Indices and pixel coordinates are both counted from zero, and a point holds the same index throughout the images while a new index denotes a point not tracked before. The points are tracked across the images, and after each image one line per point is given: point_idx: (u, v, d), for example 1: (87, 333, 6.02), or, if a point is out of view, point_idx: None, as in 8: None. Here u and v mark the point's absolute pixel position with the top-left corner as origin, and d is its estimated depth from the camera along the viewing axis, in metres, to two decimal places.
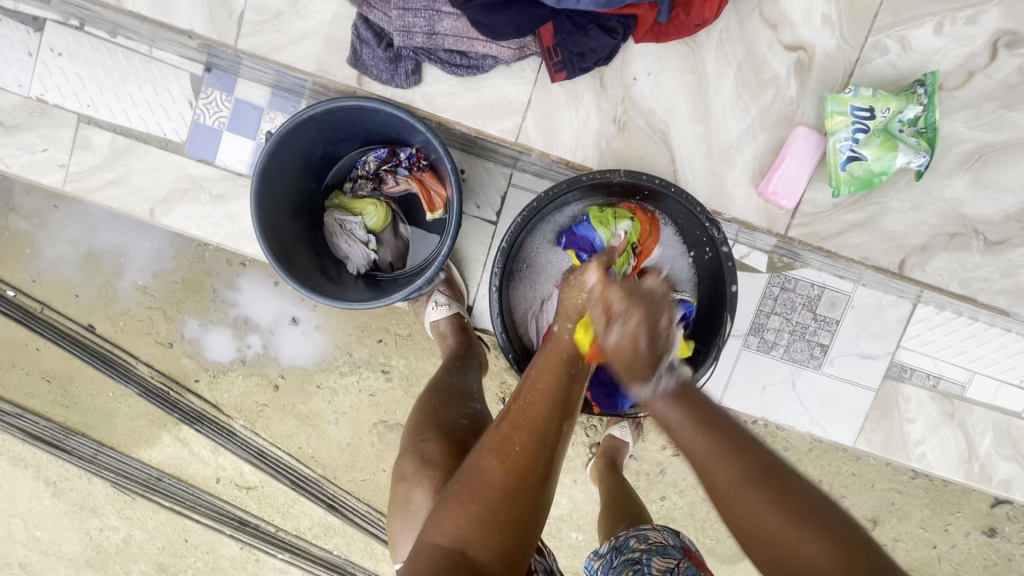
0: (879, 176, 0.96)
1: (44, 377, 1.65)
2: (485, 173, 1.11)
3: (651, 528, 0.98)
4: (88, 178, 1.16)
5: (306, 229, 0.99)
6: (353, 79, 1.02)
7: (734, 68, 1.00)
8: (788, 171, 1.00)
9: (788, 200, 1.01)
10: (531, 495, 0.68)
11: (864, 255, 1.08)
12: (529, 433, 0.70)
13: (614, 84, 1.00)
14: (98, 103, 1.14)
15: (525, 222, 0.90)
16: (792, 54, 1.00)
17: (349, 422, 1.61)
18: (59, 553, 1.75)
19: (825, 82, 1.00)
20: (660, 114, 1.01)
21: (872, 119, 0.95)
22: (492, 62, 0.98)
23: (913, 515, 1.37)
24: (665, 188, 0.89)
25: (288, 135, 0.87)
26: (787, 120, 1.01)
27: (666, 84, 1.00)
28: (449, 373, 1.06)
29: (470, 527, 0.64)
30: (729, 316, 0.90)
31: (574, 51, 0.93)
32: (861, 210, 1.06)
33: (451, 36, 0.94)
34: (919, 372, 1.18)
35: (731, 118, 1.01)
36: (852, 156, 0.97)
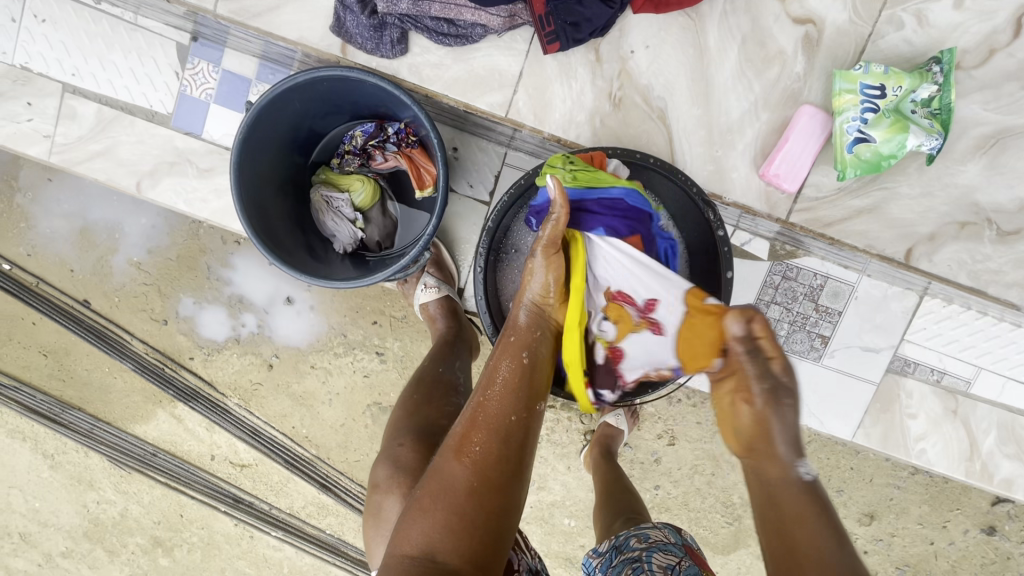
0: (888, 159, 0.90)
1: (41, 351, 1.65)
2: (479, 151, 1.08)
3: (651, 526, 0.96)
4: (73, 150, 1.13)
5: (291, 204, 0.96)
6: (337, 48, 0.98)
7: (738, 42, 0.95)
8: (791, 153, 0.95)
9: (790, 182, 0.97)
10: (498, 492, 0.65)
11: (868, 244, 1.03)
12: (485, 428, 0.68)
13: (610, 57, 0.96)
14: (83, 72, 1.11)
15: (512, 201, 0.88)
16: (800, 27, 0.94)
17: (343, 403, 1.61)
18: (57, 524, 1.77)
19: (835, 58, 0.95)
20: (658, 90, 0.97)
21: (882, 98, 0.90)
22: (481, 31, 0.94)
23: (911, 511, 1.34)
24: (656, 167, 0.87)
25: (270, 106, 0.84)
26: (793, 99, 0.96)
27: (665, 58, 0.96)
28: (437, 358, 1.04)
29: (436, 533, 0.62)
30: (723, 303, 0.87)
31: (568, 20, 0.90)
32: (868, 196, 1.01)
33: (438, 3, 0.91)
34: (923, 367, 1.14)
35: (733, 96, 0.96)
36: (859, 137, 0.92)
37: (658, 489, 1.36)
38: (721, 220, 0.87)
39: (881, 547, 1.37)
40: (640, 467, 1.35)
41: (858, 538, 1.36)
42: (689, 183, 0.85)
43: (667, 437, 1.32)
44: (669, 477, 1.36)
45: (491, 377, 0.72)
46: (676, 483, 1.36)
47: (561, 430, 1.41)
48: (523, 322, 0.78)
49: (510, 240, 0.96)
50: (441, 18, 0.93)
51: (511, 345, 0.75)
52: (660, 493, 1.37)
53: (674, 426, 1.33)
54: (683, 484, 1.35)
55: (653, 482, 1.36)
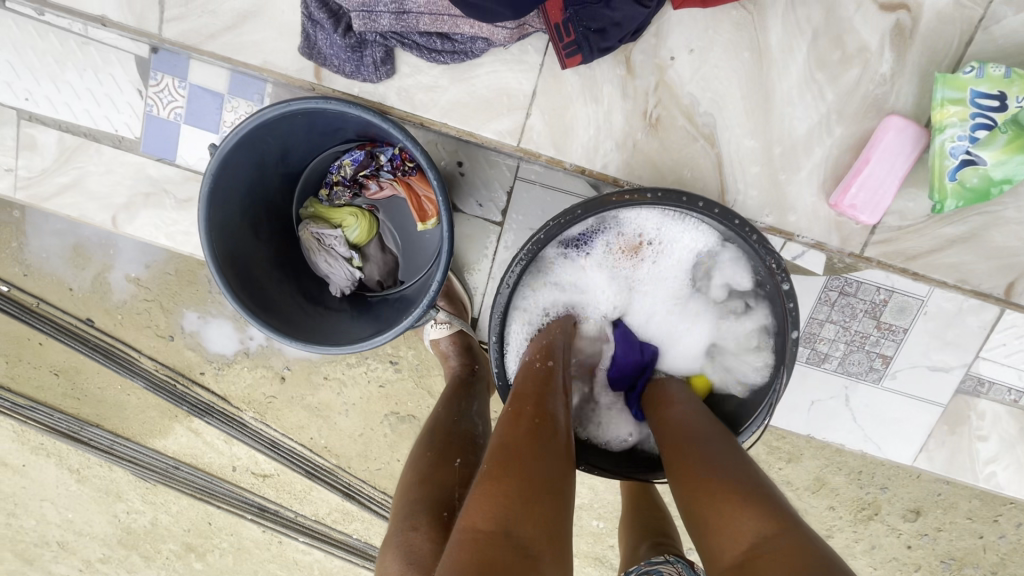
0: (1000, 187, 0.73)
1: (52, 371, 1.64)
2: (488, 166, 0.94)
3: (663, 562, 0.82)
4: (39, 184, 1.01)
5: (279, 245, 0.85)
6: (310, 73, 0.85)
7: (808, 37, 0.78)
8: (873, 178, 0.76)
9: (869, 214, 0.78)
10: (560, 462, 0.61)
11: (962, 277, 0.95)
12: (535, 400, 0.67)
13: (647, 67, 0.80)
14: (37, 96, 0.98)
15: (530, 258, 0.70)
16: (889, 16, 0.77)
17: (360, 414, 1.58)
18: (91, 533, 1.80)
19: (933, 54, 0.77)
20: (705, 105, 0.80)
21: (1000, 111, 0.72)
22: (483, 45, 0.77)
23: (959, 506, 1.27)
24: (710, 213, 0.66)
25: (235, 149, 0.70)
26: (877, 108, 0.78)
27: (714, 63, 0.79)
28: (452, 402, 0.94)
29: (509, 500, 0.54)
30: (786, 370, 0.70)
31: (591, 27, 0.73)
32: (964, 223, 0.92)
33: (426, 14, 0.73)
34: (999, 387, 1.02)
35: (799, 104, 0.79)
36: (965, 160, 0.74)
37: None
38: (786, 270, 0.68)
39: (925, 542, 1.30)
40: None
41: (901, 533, 1.30)
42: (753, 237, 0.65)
43: None
44: None
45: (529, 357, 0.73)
46: None
47: None
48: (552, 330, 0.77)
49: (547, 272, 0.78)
50: (432, 33, 0.76)
51: (538, 342, 0.76)
52: None
53: None
54: None
55: None
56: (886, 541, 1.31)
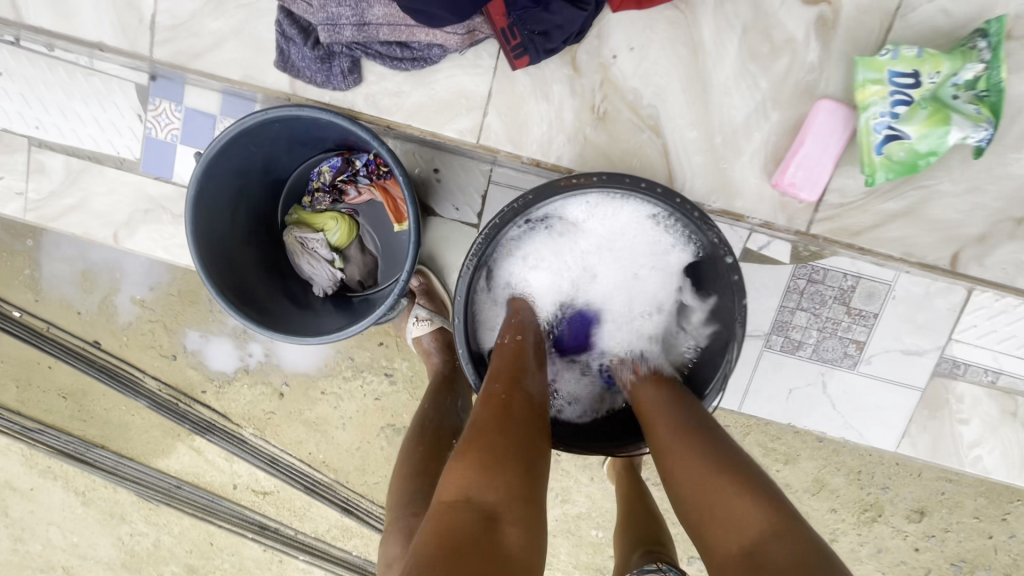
0: (926, 158, 0.77)
1: (60, 395, 1.70)
2: (462, 171, 0.99)
3: (656, 569, 0.87)
4: (46, 206, 1.09)
5: (264, 249, 0.90)
6: (286, 83, 0.92)
7: (738, 32, 0.83)
8: (809, 157, 0.82)
9: (808, 191, 0.84)
10: (529, 433, 0.64)
11: (907, 251, 0.96)
12: (504, 378, 0.69)
13: (591, 67, 0.85)
14: (46, 124, 1.06)
15: (488, 242, 0.74)
16: (811, 10, 0.82)
17: (357, 427, 1.60)
18: (96, 557, 1.82)
19: (855, 42, 0.82)
20: (648, 97, 0.86)
21: (916, 88, 0.77)
22: (439, 52, 0.83)
23: (965, 505, 1.27)
24: (654, 192, 0.71)
25: (220, 156, 0.76)
26: (807, 93, 0.83)
27: (654, 60, 0.84)
28: (437, 398, 0.98)
29: (475, 473, 0.57)
30: (737, 342, 0.72)
31: (536, 30, 0.79)
32: (904, 198, 0.94)
33: (386, 25, 0.80)
34: (975, 368, 1.03)
35: (735, 94, 0.84)
36: (890, 135, 0.78)
37: None
38: (728, 244, 0.72)
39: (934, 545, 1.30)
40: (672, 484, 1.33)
41: (909, 536, 1.30)
42: (690, 213, 0.70)
43: None
44: None
45: (501, 340, 0.75)
46: None
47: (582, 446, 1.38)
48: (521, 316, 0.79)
49: (506, 253, 0.79)
50: (392, 42, 0.83)
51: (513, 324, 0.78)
52: None
53: None
54: None
55: None
56: (892, 544, 1.30)
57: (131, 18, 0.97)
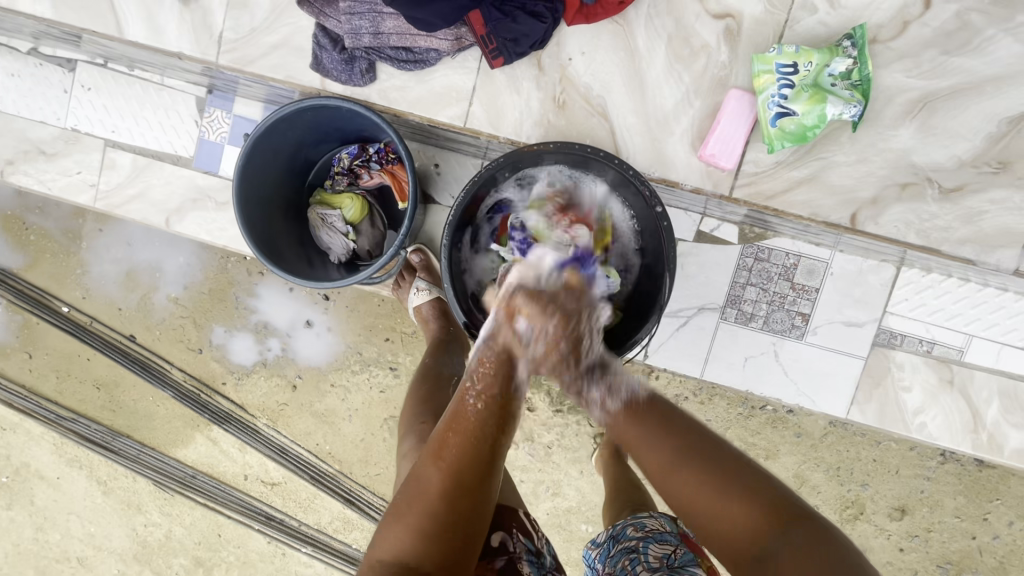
0: (811, 129, 0.97)
1: (94, 385, 1.83)
2: (458, 165, 1.18)
3: (648, 517, 1.04)
4: (114, 196, 1.31)
5: (290, 221, 1.09)
6: (317, 82, 1.13)
7: (664, 39, 1.04)
8: (725, 133, 1.02)
9: (727, 160, 1.04)
10: (469, 496, 0.69)
11: (813, 211, 1.08)
12: (459, 432, 0.72)
13: (551, 67, 1.06)
14: (121, 129, 1.29)
15: (470, 196, 0.90)
16: (720, 22, 1.02)
17: (362, 418, 1.72)
18: (110, 547, 1.92)
19: (756, 46, 1.02)
20: (597, 89, 1.06)
21: (796, 74, 0.98)
22: (436, 55, 1.06)
23: (946, 504, 1.34)
24: (598, 157, 0.90)
25: (263, 138, 0.97)
26: (721, 85, 1.03)
27: (601, 61, 1.05)
28: (436, 356, 1.15)
29: (412, 539, 0.65)
30: (670, 277, 0.88)
31: (507, 37, 1.01)
32: (803, 167, 1.06)
33: (395, 35, 1.04)
34: (911, 339, 1.15)
35: (665, 86, 1.04)
36: (781, 112, 0.99)
37: None
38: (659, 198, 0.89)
39: (919, 544, 1.37)
40: None
41: (891, 535, 1.37)
42: (627, 170, 0.89)
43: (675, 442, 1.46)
44: None
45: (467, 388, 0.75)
46: None
47: (571, 434, 1.49)
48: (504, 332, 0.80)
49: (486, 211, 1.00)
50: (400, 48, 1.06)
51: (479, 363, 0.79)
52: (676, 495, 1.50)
53: None
54: None
55: None
56: (877, 544, 1.37)
57: (204, 35, 1.18)
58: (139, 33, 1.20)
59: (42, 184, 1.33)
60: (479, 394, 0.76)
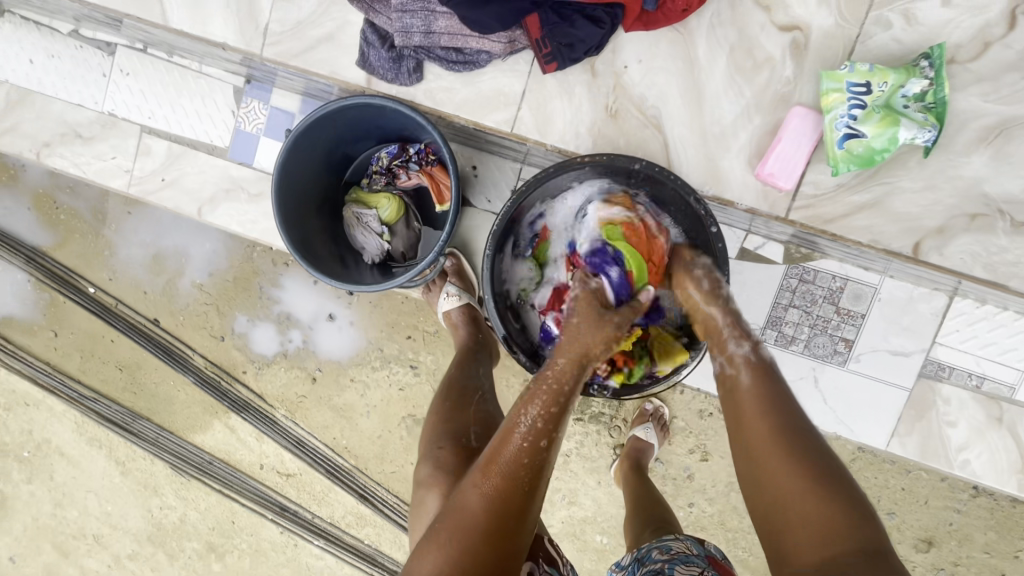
0: (880, 153, 0.93)
1: (118, 366, 1.83)
2: (496, 168, 1.15)
3: (675, 539, 1.00)
4: (148, 183, 1.30)
5: (326, 219, 1.08)
6: (362, 79, 1.11)
7: (726, 50, 1.00)
8: (784, 153, 0.99)
9: (785, 180, 1.00)
10: (510, 537, 0.69)
11: (874, 237, 1.04)
12: (505, 470, 0.71)
13: (606, 73, 1.03)
14: (157, 115, 1.28)
15: (515, 206, 0.88)
16: (787, 34, 0.98)
17: (380, 415, 1.70)
18: (125, 527, 1.92)
19: (824, 61, 0.98)
20: (652, 100, 1.02)
21: (868, 94, 0.93)
22: (486, 57, 1.03)
23: (975, 539, 1.29)
24: (653, 171, 0.87)
25: (304, 134, 0.95)
26: (784, 101, 1.00)
27: (658, 70, 1.01)
28: (462, 366, 1.11)
29: (448, 570, 0.66)
30: (721, 301, 0.88)
31: (563, 42, 0.97)
32: (869, 191, 1.02)
33: (446, 34, 1.00)
34: (959, 372, 1.10)
35: (724, 99, 1.01)
36: (850, 133, 0.94)
37: (693, 506, 1.45)
38: (714, 217, 0.87)
39: None
40: (672, 481, 1.44)
41: (917, 566, 1.32)
42: (682, 187, 0.86)
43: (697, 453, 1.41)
44: (703, 494, 1.43)
45: (518, 425, 0.73)
46: (710, 501, 1.44)
47: (591, 444, 1.46)
48: (565, 372, 0.77)
49: (525, 220, 0.96)
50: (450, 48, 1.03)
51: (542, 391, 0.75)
52: (694, 510, 1.45)
53: (705, 441, 1.41)
54: (719, 501, 1.43)
55: (687, 499, 1.45)
56: None
57: (250, 26, 1.16)
58: (183, 20, 1.19)
59: (76, 167, 1.33)
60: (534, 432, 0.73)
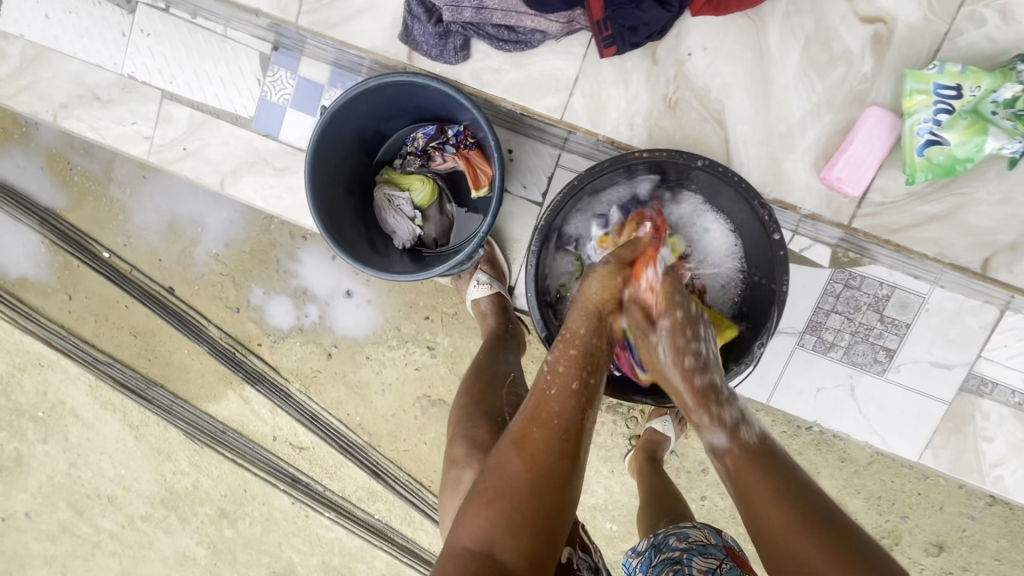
0: (963, 162, 0.88)
1: (132, 332, 1.73)
2: (533, 154, 1.10)
3: (690, 527, 0.98)
4: (168, 151, 1.25)
5: (357, 200, 1.03)
6: (404, 55, 1.06)
7: (801, 42, 0.95)
8: (856, 156, 0.94)
9: (853, 187, 0.96)
10: (556, 494, 0.68)
11: (941, 251, 0.99)
12: (543, 425, 0.71)
13: (667, 61, 0.98)
14: (179, 80, 1.22)
15: (564, 200, 0.85)
16: (869, 27, 0.94)
17: (395, 394, 1.63)
18: (139, 490, 1.80)
19: (907, 58, 0.93)
20: (715, 92, 0.98)
21: (957, 99, 0.87)
22: (540, 37, 0.98)
23: (987, 545, 1.25)
24: (714, 170, 0.83)
25: (342, 110, 0.90)
26: (859, 100, 0.95)
27: (724, 58, 0.97)
28: (489, 353, 1.08)
29: (497, 528, 0.65)
30: (777, 311, 0.83)
31: (625, 25, 0.92)
32: (943, 201, 0.98)
33: (500, 10, 0.95)
34: (1002, 388, 1.07)
35: (794, 95, 0.96)
36: (932, 140, 0.89)
37: (705, 500, 1.42)
38: (777, 223, 0.83)
39: None
40: (686, 476, 1.41)
41: (924, 569, 1.27)
42: (745, 189, 0.82)
43: None
44: (715, 489, 1.41)
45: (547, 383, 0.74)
46: (723, 496, 1.41)
47: (606, 432, 1.44)
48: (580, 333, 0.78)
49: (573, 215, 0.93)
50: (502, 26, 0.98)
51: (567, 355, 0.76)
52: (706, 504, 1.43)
53: None
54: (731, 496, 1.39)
55: (699, 493, 1.41)
56: None
57: None
58: None
59: (93, 131, 1.28)
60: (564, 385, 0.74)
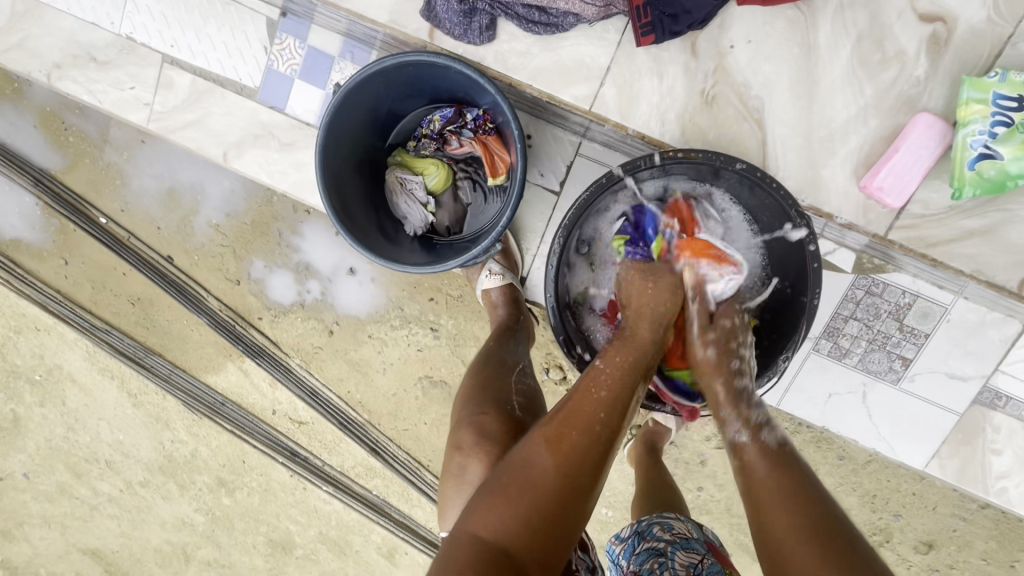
0: (1015, 179, 0.85)
1: (129, 300, 1.69)
2: (553, 140, 1.05)
3: (675, 518, 0.97)
4: (169, 119, 1.19)
5: (367, 183, 0.99)
6: (424, 32, 1.00)
7: (853, 38, 0.92)
8: (899, 165, 0.91)
9: (894, 198, 0.92)
10: (578, 500, 0.66)
11: (977, 268, 0.97)
12: (583, 429, 0.69)
13: (707, 53, 0.94)
14: (181, 44, 1.16)
15: (591, 198, 0.83)
16: (927, 25, 0.90)
17: (396, 373, 1.58)
18: (138, 457, 1.79)
19: (965, 62, 0.90)
20: (756, 88, 0.94)
21: (1017, 111, 0.84)
22: (573, 20, 0.94)
23: (975, 545, 1.23)
24: (751, 175, 0.81)
25: (356, 89, 0.85)
26: (909, 104, 0.92)
27: (769, 51, 0.93)
28: (498, 343, 1.05)
29: (513, 524, 0.63)
30: (806, 326, 0.82)
31: (666, 12, 0.88)
32: (986, 216, 0.95)
33: None
34: (1016, 403, 1.06)
35: (839, 97, 0.93)
36: (985, 153, 0.86)
37: (701, 491, 1.34)
38: (813, 233, 0.80)
39: None
40: (684, 465, 1.33)
41: (912, 566, 1.27)
42: (782, 196, 0.80)
43: (715, 440, 1.30)
44: (713, 480, 1.34)
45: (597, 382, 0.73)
46: (720, 487, 1.34)
47: None
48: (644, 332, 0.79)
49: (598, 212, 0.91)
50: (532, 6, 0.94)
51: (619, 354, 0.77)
52: (702, 494, 1.35)
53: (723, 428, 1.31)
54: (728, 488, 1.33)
55: (696, 483, 1.34)
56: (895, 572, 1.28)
57: None
58: None
59: (91, 95, 1.22)
60: (608, 389, 0.73)
